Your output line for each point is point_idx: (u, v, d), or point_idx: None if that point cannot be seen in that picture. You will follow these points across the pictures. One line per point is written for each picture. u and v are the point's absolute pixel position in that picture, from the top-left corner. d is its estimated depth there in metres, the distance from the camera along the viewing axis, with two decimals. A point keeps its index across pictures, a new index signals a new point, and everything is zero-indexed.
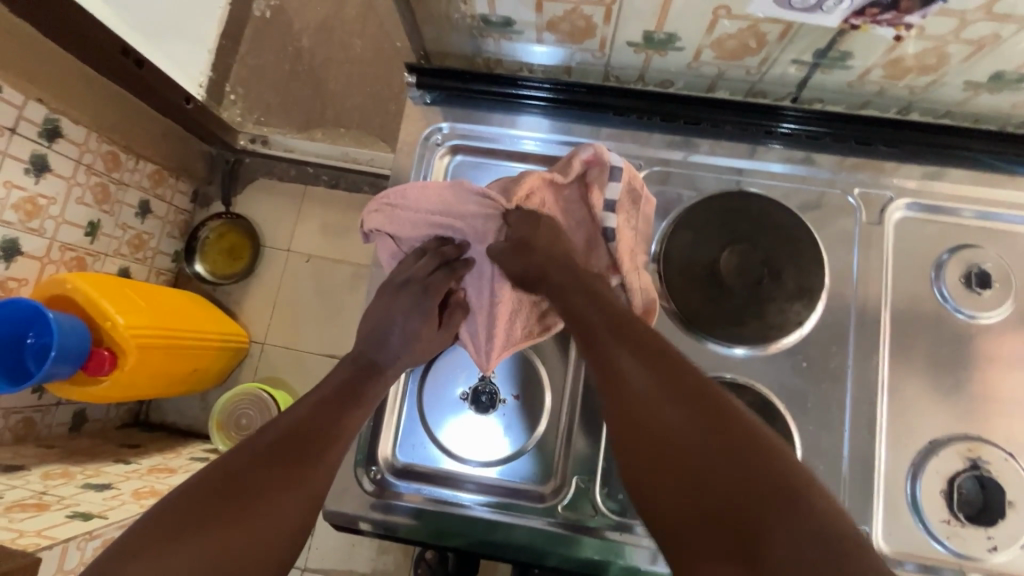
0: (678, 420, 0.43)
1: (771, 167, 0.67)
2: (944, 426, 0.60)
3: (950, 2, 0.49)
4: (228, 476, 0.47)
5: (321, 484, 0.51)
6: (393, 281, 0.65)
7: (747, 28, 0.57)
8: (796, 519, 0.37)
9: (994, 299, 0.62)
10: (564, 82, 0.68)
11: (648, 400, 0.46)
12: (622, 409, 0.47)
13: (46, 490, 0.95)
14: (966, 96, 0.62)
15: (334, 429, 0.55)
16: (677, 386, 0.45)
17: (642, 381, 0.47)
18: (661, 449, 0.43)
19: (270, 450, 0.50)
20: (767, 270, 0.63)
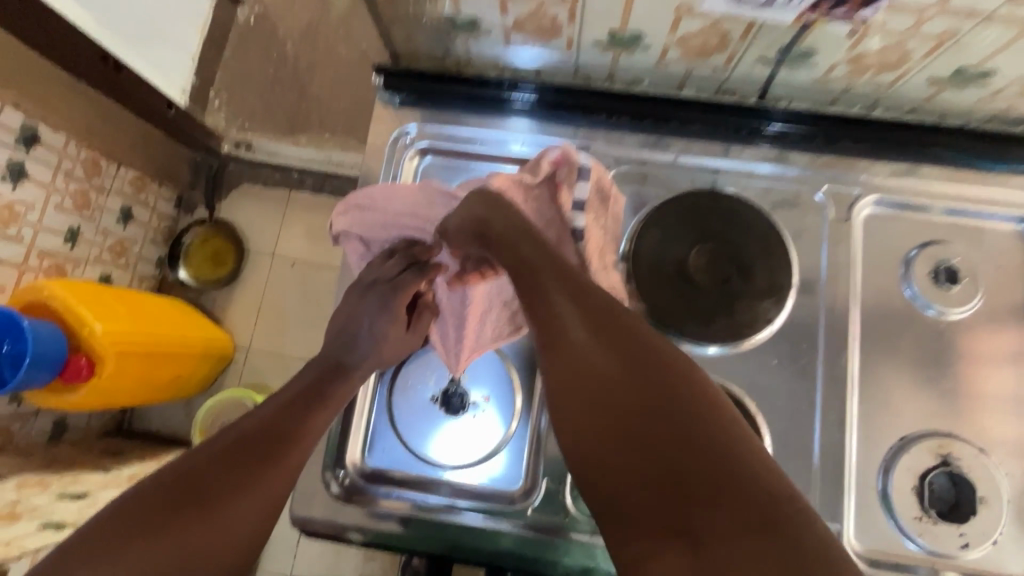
0: (629, 392, 0.41)
1: (742, 165, 0.67)
2: (914, 423, 0.60)
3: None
4: (183, 478, 0.46)
5: (281, 485, 0.50)
6: (362, 281, 0.65)
7: (710, 26, 0.57)
8: (746, 499, 0.35)
9: (963, 295, 0.62)
10: (533, 83, 0.69)
11: (596, 370, 0.43)
12: (567, 378, 0.44)
13: (21, 500, 0.94)
14: (932, 92, 0.62)
15: (295, 431, 0.54)
16: (627, 352, 0.43)
17: (590, 349, 0.44)
18: (610, 423, 0.41)
19: (228, 452, 0.49)
20: (735, 267, 0.62)
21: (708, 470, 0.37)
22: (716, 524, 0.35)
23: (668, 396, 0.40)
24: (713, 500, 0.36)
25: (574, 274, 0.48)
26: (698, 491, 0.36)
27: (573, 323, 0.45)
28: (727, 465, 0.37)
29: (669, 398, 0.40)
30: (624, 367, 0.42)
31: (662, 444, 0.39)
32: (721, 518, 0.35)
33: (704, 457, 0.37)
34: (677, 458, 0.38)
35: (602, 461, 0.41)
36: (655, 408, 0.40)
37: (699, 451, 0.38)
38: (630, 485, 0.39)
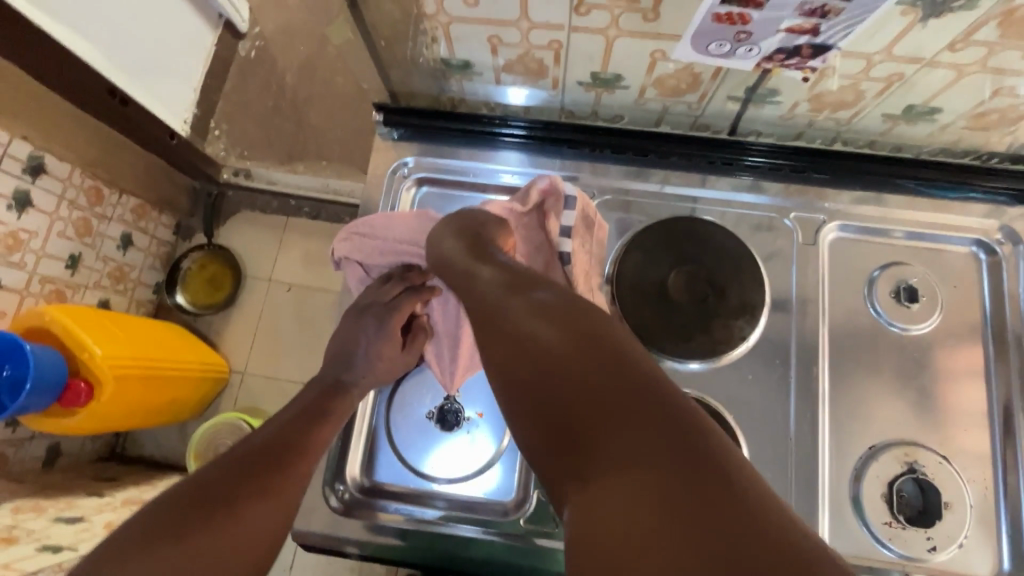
0: (559, 352, 0.42)
1: (719, 193, 0.73)
2: (883, 433, 0.64)
3: (844, 48, 0.56)
4: (201, 488, 0.49)
5: (293, 493, 0.54)
6: (360, 305, 0.68)
7: (683, 69, 0.63)
8: (660, 435, 0.35)
9: (923, 313, 0.67)
10: (524, 120, 0.74)
11: (525, 334, 0.45)
12: (505, 350, 0.45)
13: (17, 524, 0.94)
14: (887, 127, 0.68)
15: (303, 444, 0.58)
16: (562, 320, 0.44)
17: (525, 318, 0.46)
18: (539, 384, 0.41)
19: (241, 465, 0.53)
20: (712, 288, 0.67)
21: (627, 415, 0.36)
22: (627, 458, 0.35)
23: (595, 353, 0.40)
24: (627, 440, 0.35)
25: (528, 274, 0.52)
26: (615, 435, 0.36)
27: (513, 303, 0.48)
28: (646, 409, 0.36)
29: (596, 354, 0.40)
30: (557, 331, 0.43)
31: (585, 395, 0.38)
32: (633, 454, 0.35)
33: (625, 403, 0.37)
34: (598, 411, 0.37)
35: (535, 421, 0.41)
36: (580, 363, 0.40)
37: (620, 399, 0.37)
38: (558, 439, 0.39)
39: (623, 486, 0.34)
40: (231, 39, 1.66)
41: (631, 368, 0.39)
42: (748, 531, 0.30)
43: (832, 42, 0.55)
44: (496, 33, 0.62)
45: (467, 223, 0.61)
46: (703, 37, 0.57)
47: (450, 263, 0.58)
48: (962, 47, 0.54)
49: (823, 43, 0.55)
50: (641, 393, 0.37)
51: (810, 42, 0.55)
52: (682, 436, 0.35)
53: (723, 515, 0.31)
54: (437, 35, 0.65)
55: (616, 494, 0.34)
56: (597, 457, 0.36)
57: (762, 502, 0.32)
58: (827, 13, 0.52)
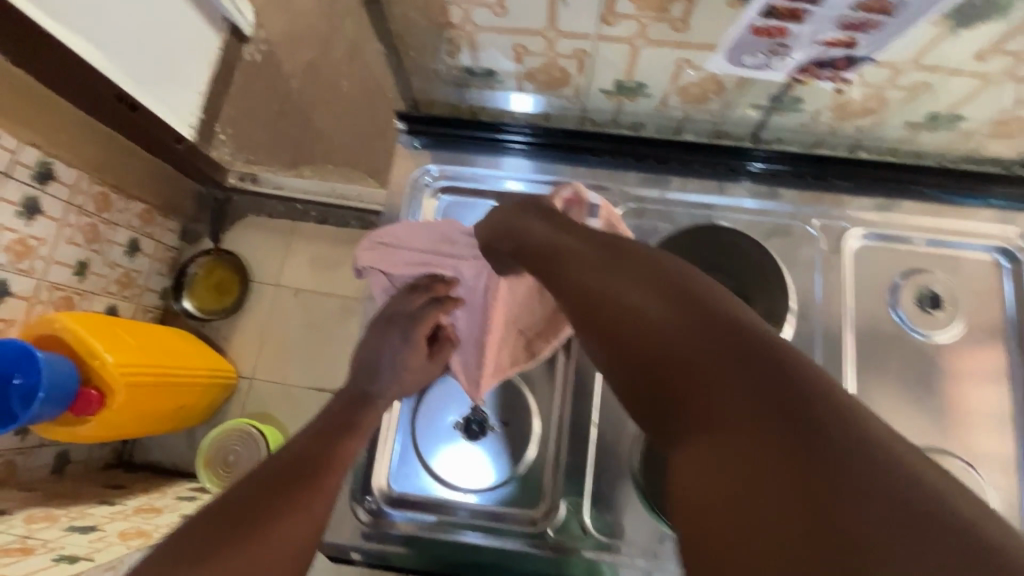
0: (652, 313, 0.38)
1: (734, 201, 0.73)
2: (908, 440, 0.64)
3: (880, 61, 0.57)
4: (230, 504, 0.49)
5: (322, 505, 0.53)
6: (386, 315, 0.68)
7: (707, 78, 0.63)
8: (777, 391, 0.30)
9: (945, 319, 0.67)
10: (526, 126, 0.74)
11: (610, 293, 0.41)
12: (590, 311, 0.42)
13: (31, 534, 0.93)
14: (908, 134, 0.68)
15: (330, 456, 0.57)
16: (655, 282, 0.40)
17: (605, 279, 0.42)
18: (630, 342, 0.38)
19: (269, 480, 0.52)
20: (738, 296, 0.67)
21: (736, 373, 0.31)
22: (738, 417, 0.30)
23: (695, 311, 0.36)
24: (735, 398, 0.31)
25: (608, 241, 0.48)
26: (722, 394, 0.31)
27: (596, 267, 0.44)
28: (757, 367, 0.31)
29: (695, 313, 0.36)
30: (650, 292, 0.39)
31: (685, 352, 0.34)
32: (744, 410, 0.30)
33: (734, 361, 0.32)
34: (700, 370, 0.33)
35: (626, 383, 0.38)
36: (679, 323, 0.36)
37: (727, 357, 0.32)
38: (652, 399, 0.35)
39: (729, 446, 0.29)
40: (236, 43, 1.65)
41: (737, 328, 0.34)
42: (894, 497, 0.25)
43: (867, 53, 0.55)
44: (521, 42, 0.62)
45: (509, 216, 0.60)
46: (739, 49, 0.57)
47: (529, 233, 0.56)
48: (989, 57, 0.55)
49: (856, 55, 0.56)
50: (749, 351, 0.32)
51: (847, 55, 0.56)
52: (802, 396, 0.30)
53: (857, 480, 0.26)
54: (460, 45, 0.65)
55: (721, 452, 0.30)
56: (700, 415, 0.32)
57: (904, 471, 0.26)
58: (867, 27, 0.52)
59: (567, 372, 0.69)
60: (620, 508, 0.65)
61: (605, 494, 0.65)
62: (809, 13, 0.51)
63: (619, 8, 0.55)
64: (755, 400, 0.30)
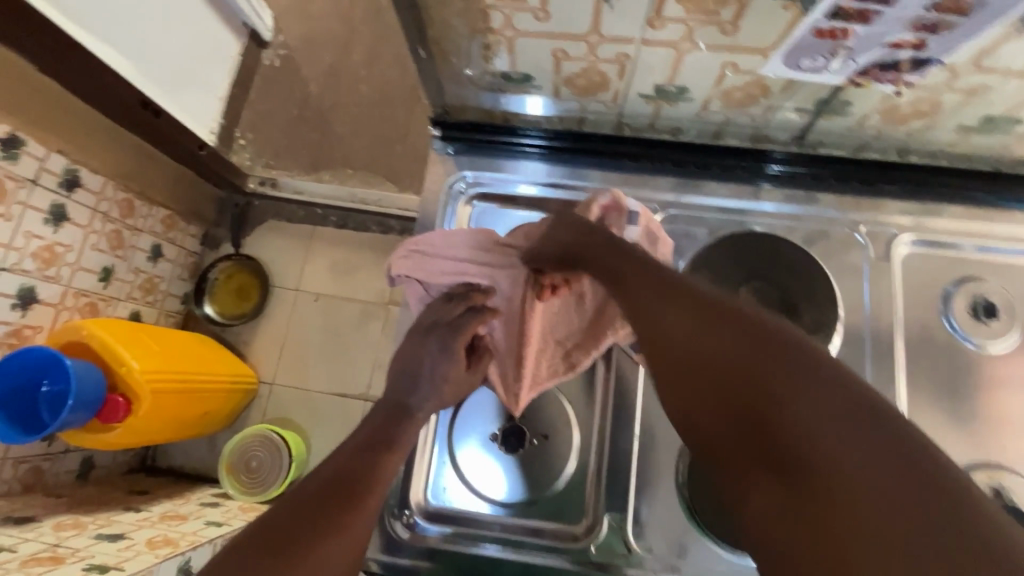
0: (711, 340, 0.39)
1: (762, 207, 0.71)
2: (965, 455, 0.62)
3: (947, 63, 0.54)
4: (274, 525, 0.47)
5: (364, 528, 0.52)
6: (422, 324, 0.67)
7: (752, 82, 0.62)
8: (872, 438, 0.30)
9: (1000, 329, 0.65)
10: (541, 130, 0.74)
11: (668, 319, 0.43)
12: (659, 347, 0.42)
13: (60, 542, 0.93)
14: (959, 138, 0.66)
15: (371, 476, 0.56)
16: (725, 319, 0.40)
17: (659, 305, 0.44)
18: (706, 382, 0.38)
19: (312, 500, 0.51)
20: (784, 306, 0.65)
21: (829, 418, 0.32)
22: (835, 464, 0.30)
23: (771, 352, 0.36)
24: (831, 444, 0.31)
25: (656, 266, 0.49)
26: (795, 426, 0.33)
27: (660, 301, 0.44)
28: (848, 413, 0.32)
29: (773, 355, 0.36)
30: (721, 331, 0.39)
31: (768, 395, 0.34)
32: (842, 456, 0.30)
33: (825, 409, 0.32)
34: (787, 414, 0.33)
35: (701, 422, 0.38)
36: (758, 365, 0.36)
37: (818, 405, 0.32)
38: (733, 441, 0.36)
39: (828, 492, 0.30)
40: (255, 48, 1.66)
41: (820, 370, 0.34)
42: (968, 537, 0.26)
43: (935, 56, 0.54)
44: (561, 47, 0.61)
45: (572, 233, 0.58)
46: (798, 51, 0.55)
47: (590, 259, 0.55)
48: None
49: (925, 58, 0.54)
50: (831, 393, 0.33)
51: (913, 56, 0.54)
52: (895, 442, 0.30)
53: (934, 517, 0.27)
54: (498, 50, 0.63)
55: (812, 496, 0.31)
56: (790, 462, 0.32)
57: (1004, 527, 0.27)
58: (940, 28, 0.50)
59: (606, 383, 0.68)
60: (664, 525, 0.64)
61: (648, 509, 0.64)
62: (879, 16, 0.50)
63: (667, 12, 0.53)
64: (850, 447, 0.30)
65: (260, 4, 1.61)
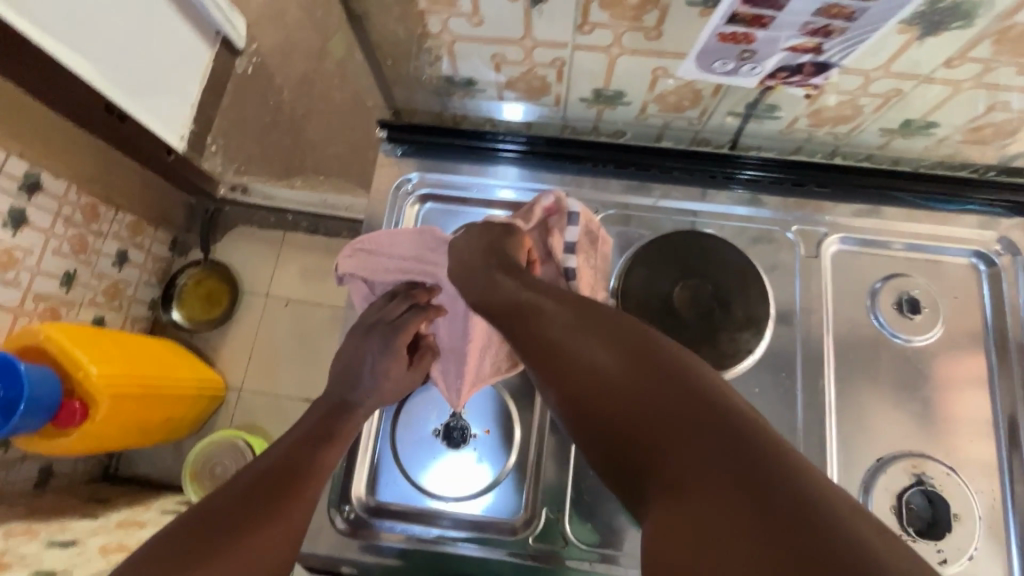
0: (613, 368, 0.43)
1: (721, 208, 0.73)
2: (891, 445, 0.64)
3: (846, 66, 0.57)
4: (203, 517, 0.48)
5: (300, 516, 0.53)
6: (366, 322, 0.68)
7: (684, 86, 0.64)
8: (733, 436, 0.35)
9: (925, 323, 0.67)
10: (520, 137, 0.74)
11: (578, 350, 0.46)
12: (570, 375, 0.45)
13: (9, 549, 0.92)
14: (884, 140, 0.69)
15: (308, 468, 0.57)
16: (627, 348, 0.43)
17: (569, 333, 0.47)
18: (608, 412, 0.42)
19: (248, 491, 0.51)
20: (718, 302, 0.67)
21: (716, 451, 0.35)
22: (707, 477, 0.34)
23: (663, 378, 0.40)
24: (706, 462, 0.35)
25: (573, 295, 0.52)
26: (679, 447, 0.36)
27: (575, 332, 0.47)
28: (720, 430, 0.36)
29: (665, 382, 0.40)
30: (620, 356, 0.43)
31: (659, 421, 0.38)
32: (705, 463, 0.35)
33: (704, 429, 0.36)
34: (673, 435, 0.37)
35: (604, 439, 0.42)
36: (645, 385, 0.40)
37: (698, 425, 0.36)
38: (632, 462, 0.40)
39: (697, 502, 0.34)
40: (228, 55, 1.67)
41: (700, 395, 0.38)
42: (814, 528, 0.30)
43: (834, 60, 0.56)
44: (500, 51, 0.63)
45: (490, 235, 0.62)
46: (708, 55, 0.58)
47: (497, 288, 0.56)
48: (957, 64, 0.56)
49: (824, 61, 0.57)
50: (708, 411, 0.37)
51: (813, 60, 0.57)
52: (752, 444, 0.35)
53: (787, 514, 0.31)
54: (440, 54, 0.65)
55: (693, 509, 0.34)
56: (672, 478, 0.36)
57: (846, 519, 0.30)
58: (831, 32, 0.53)
59: None
60: (603, 516, 0.65)
61: (587, 501, 0.65)
62: (773, 19, 0.52)
63: (594, 17, 0.56)
64: (719, 464, 0.34)
65: (233, 12, 1.63)
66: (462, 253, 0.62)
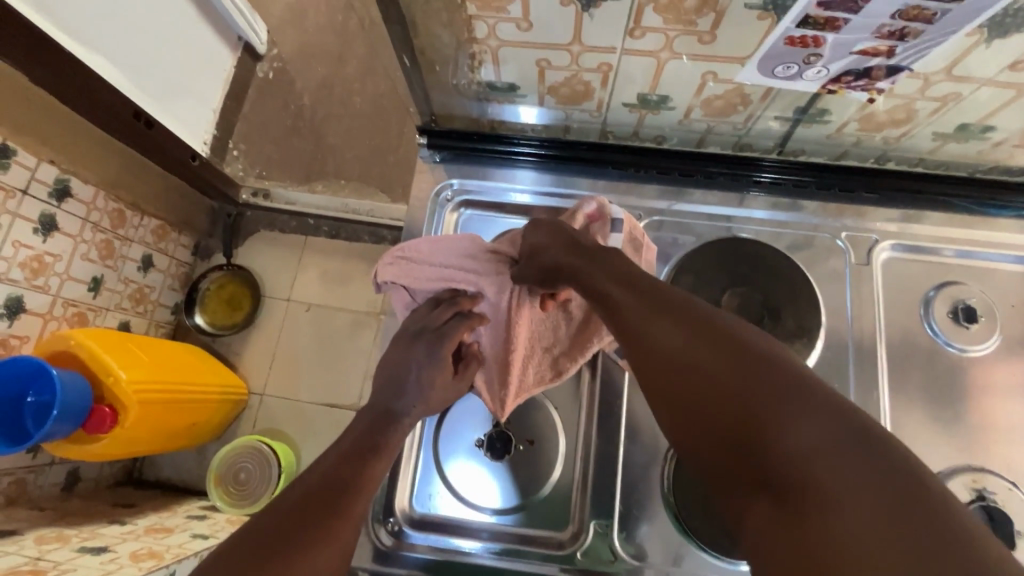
0: (698, 356, 0.38)
1: (746, 212, 0.72)
2: (947, 458, 0.62)
3: (916, 70, 0.56)
4: (256, 535, 0.47)
5: (348, 536, 0.51)
6: (409, 330, 0.67)
7: (732, 90, 0.63)
8: (845, 433, 0.31)
9: (982, 333, 0.65)
10: (538, 137, 0.74)
11: (654, 335, 0.41)
12: (644, 362, 0.40)
13: (41, 555, 0.92)
14: (936, 145, 0.67)
15: (358, 481, 0.55)
16: (718, 339, 0.38)
17: (643, 318, 0.42)
18: (699, 405, 0.36)
19: (298, 506, 0.50)
20: (766, 310, 0.65)
21: (831, 448, 0.30)
22: (826, 481, 0.29)
23: (773, 376, 0.34)
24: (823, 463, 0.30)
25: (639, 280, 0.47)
26: (788, 443, 0.31)
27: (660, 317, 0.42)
28: (846, 438, 0.31)
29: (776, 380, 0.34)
30: (704, 342, 0.38)
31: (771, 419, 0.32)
32: (820, 464, 0.30)
33: (814, 423, 0.31)
34: (787, 436, 0.32)
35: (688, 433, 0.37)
36: (739, 373, 0.35)
37: (806, 420, 0.32)
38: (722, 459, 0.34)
39: (815, 509, 0.29)
40: (249, 60, 1.67)
41: (818, 396, 0.33)
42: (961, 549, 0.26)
43: (905, 63, 0.55)
44: (545, 56, 0.62)
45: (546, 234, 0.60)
46: (771, 61, 0.57)
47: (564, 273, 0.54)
48: (1022, 67, 0.54)
49: (895, 65, 0.55)
50: (814, 403, 0.33)
51: (883, 64, 0.55)
52: (870, 445, 0.30)
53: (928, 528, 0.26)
54: (483, 60, 0.64)
55: (810, 516, 0.29)
56: (779, 479, 0.31)
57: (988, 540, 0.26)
58: (906, 35, 0.52)
59: (592, 390, 0.68)
60: (652, 531, 0.63)
61: (634, 516, 0.64)
62: (847, 23, 0.51)
63: (646, 21, 0.55)
64: (841, 468, 0.29)
65: (255, 18, 1.64)
66: (532, 250, 0.60)
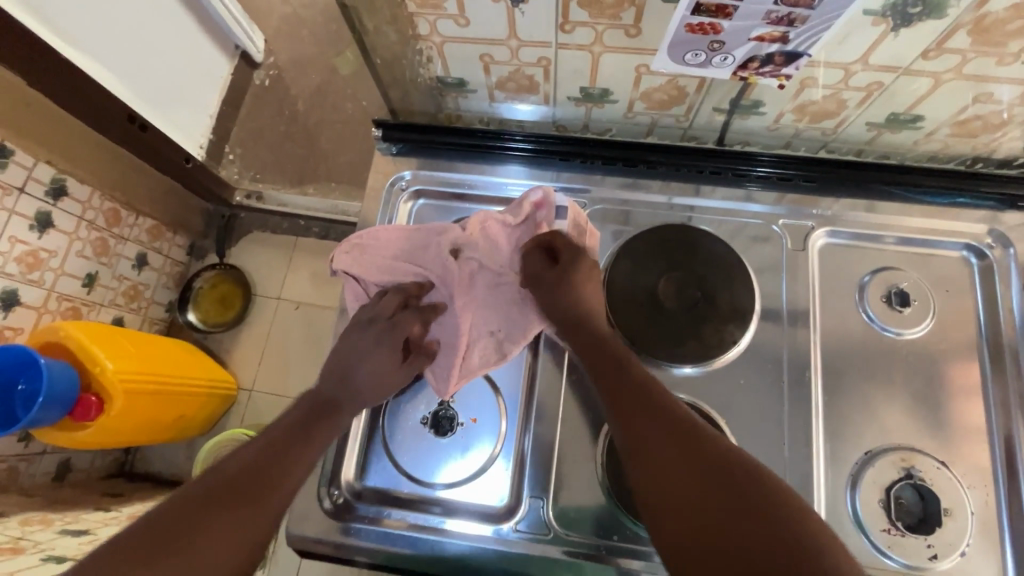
0: (705, 493, 0.51)
1: (724, 204, 0.73)
2: (878, 438, 0.63)
3: (815, 55, 0.58)
4: (165, 517, 0.51)
5: (263, 529, 0.54)
6: (359, 320, 0.69)
7: (668, 82, 0.66)
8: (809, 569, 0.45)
9: (915, 316, 0.67)
10: (522, 134, 0.75)
11: (673, 469, 0.53)
12: (661, 488, 0.53)
13: (23, 536, 0.96)
14: (873, 135, 0.69)
15: (277, 474, 0.58)
16: (720, 478, 0.51)
17: (663, 450, 0.55)
18: (705, 533, 0.49)
19: (213, 491, 0.54)
20: (701, 292, 0.68)
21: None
22: None
23: (768, 529, 0.47)
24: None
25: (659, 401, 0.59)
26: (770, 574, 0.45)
27: (683, 450, 0.54)
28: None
29: (765, 523, 0.48)
30: (710, 483, 0.51)
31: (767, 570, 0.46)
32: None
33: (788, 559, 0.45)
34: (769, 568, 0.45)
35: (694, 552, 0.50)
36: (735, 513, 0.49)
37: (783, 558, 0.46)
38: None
39: None
40: (246, 68, 1.74)
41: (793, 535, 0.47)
42: None
43: (801, 49, 0.57)
44: (488, 52, 0.65)
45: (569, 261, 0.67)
46: (678, 48, 0.59)
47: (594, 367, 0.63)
48: (935, 55, 0.56)
49: (792, 50, 0.57)
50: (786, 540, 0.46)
51: (781, 50, 0.57)
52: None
53: None
54: (432, 55, 0.68)
55: None
56: None
57: None
58: (794, 21, 0.53)
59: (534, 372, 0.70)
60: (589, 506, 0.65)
61: (573, 492, 0.66)
62: (736, 9, 0.53)
63: (574, 16, 0.58)
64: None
65: (253, 28, 1.70)
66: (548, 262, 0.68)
